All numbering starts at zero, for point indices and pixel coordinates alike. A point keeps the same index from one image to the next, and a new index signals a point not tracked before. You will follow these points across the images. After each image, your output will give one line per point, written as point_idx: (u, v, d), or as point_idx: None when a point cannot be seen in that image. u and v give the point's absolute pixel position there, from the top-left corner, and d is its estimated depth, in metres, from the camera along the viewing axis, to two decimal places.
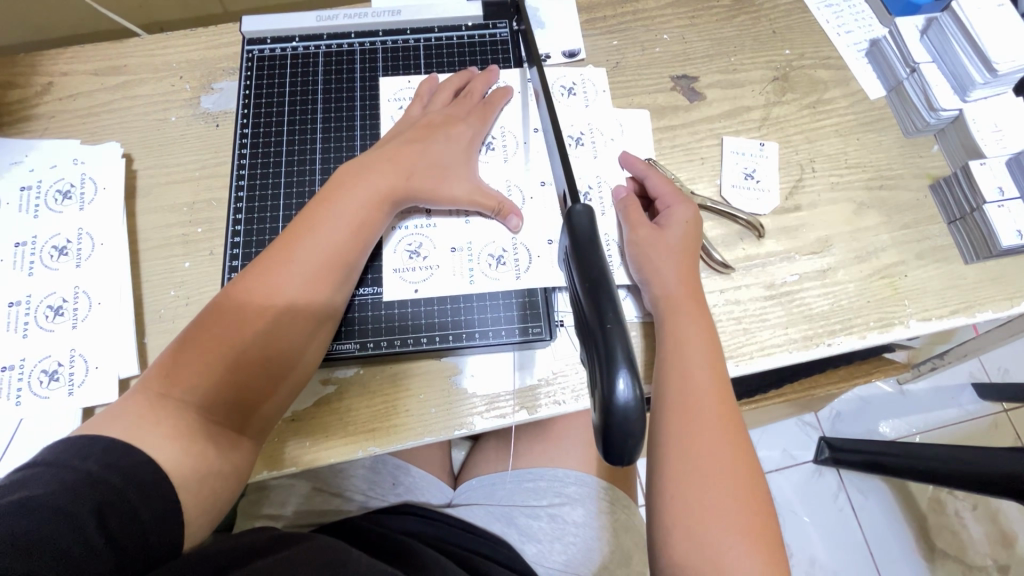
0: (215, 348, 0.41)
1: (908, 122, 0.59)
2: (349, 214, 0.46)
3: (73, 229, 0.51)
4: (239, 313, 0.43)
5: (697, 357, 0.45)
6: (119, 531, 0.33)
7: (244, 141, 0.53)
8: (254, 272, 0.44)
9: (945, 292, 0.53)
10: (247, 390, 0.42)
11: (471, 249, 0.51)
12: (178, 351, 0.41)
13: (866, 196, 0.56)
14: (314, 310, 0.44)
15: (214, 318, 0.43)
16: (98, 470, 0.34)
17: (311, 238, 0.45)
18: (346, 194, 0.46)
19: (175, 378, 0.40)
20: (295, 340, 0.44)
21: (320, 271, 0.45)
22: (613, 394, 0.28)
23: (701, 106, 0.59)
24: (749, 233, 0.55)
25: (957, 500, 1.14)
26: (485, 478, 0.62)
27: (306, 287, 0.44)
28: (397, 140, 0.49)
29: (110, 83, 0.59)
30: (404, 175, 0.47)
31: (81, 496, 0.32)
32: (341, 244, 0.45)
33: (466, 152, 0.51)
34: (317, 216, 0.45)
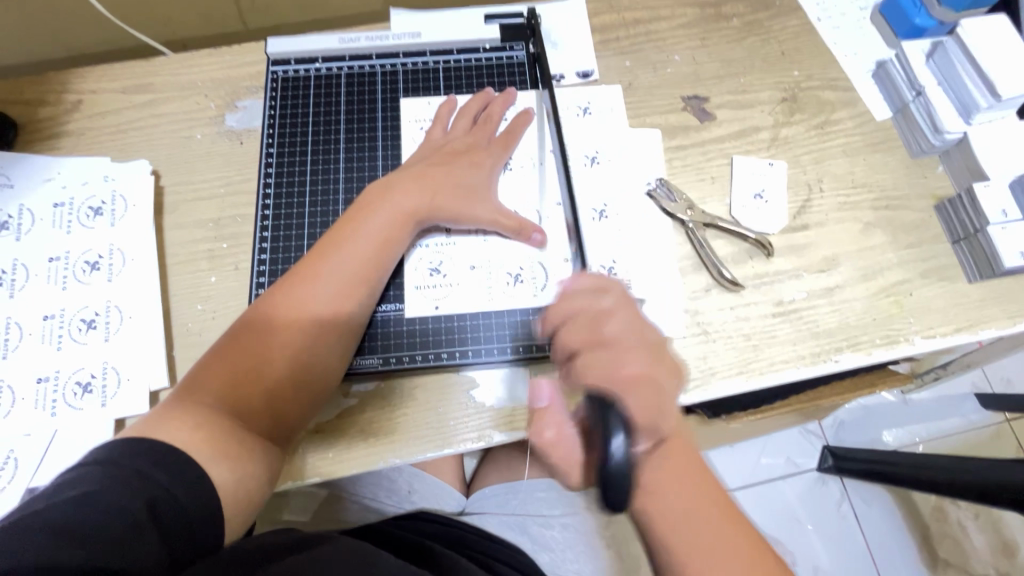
0: (246, 361, 0.43)
1: (913, 143, 0.60)
2: (374, 232, 0.47)
3: (105, 244, 0.53)
4: (268, 328, 0.44)
5: (692, 488, 0.38)
6: (170, 526, 0.34)
7: (269, 160, 0.55)
8: (284, 286, 0.46)
9: (948, 310, 0.55)
10: (273, 405, 0.44)
11: (489, 267, 0.52)
12: (213, 360, 0.44)
13: (872, 216, 0.58)
14: (339, 327, 0.46)
15: (245, 332, 0.45)
16: (146, 468, 0.35)
17: (337, 256, 0.46)
18: (372, 214, 0.48)
19: (208, 389, 0.42)
20: (321, 356, 0.45)
21: (345, 289, 0.46)
22: (607, 447, 0.30)
23: (711, 126, 0.61)
24: (758, 251, 0.56)
25: (959, 508, 1.15)
26: (499, 487, 0.64)
27: (332, 304, 0.46)
28: (421, 163, 0.51)
29: (137, 102, 0.61)
30: (428, 195, 0.49)
31: (134, 491, 0.34)
32: (366, 262, 0.47)
33: (488, 173, 0.52)
34: (343, 233, 0.47)
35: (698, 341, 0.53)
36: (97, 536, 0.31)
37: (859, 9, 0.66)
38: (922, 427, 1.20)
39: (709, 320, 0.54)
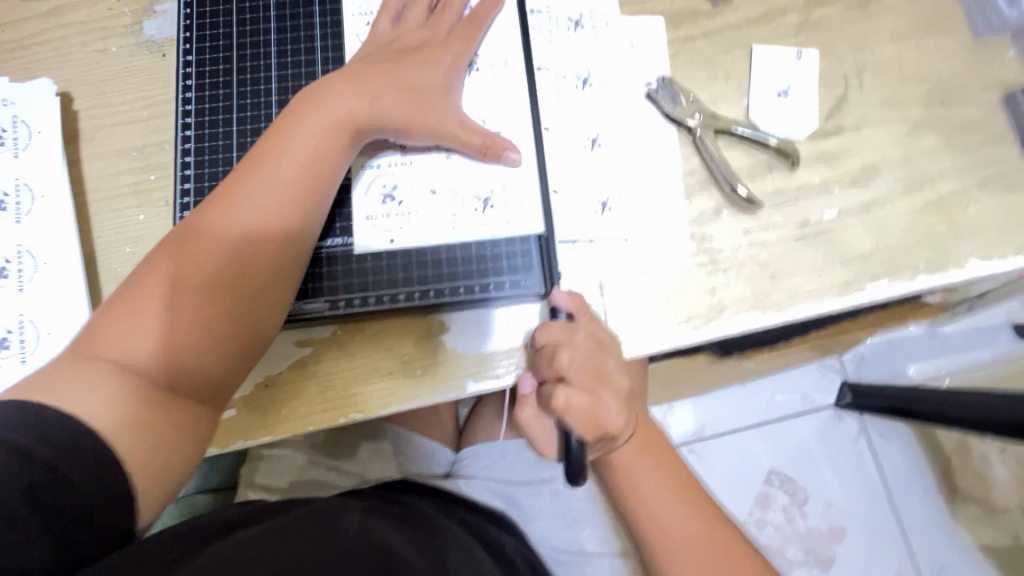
0: (153, 306, 0.37)
1: (980, 20, 0.49)
2: (301, 149, 0.39)
3: (9, 179, 0.45)
4: (178, 268, 0.37)
5: (640, 460, 0.43)
6: (54, 517, 0.30)
7: (188, 71, 0.46)
8: (198, 219, 0.39)
9: (1010, 226, 0.46)
10: (188, 357, 0.37)
11: (454, 192, 0.44)
12: (115, 305, 0.37)
13: (922, 113, 0.48)
14: (265, 265, 0.39)
15: (152, 271, 0.38)
16: (27, 443, 0.31)
17: (257, 179, 0.38)
18: (298, 127, 0.39)
19: (111, 340, 0.36)
20: (246, 299, 0.38)
21: (269, 219, 0.39)
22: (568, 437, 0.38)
23: (726, 10, 0.50)
24: (780, 162, 0.47)
25: (984, 442, 1.08)
26: (487, 447, 0.60)
27: (253, 237, 0.38)
28: (361, 63, 0.42)
29: (39, 9, 0.51)
30: (367, 102, 0.40)
31: (8, 476, 0.29)
32: (292, 186, 0.39)
33: (444, 74, 0.43)
34: (264, 152, 0.39)
35: (704, 272, 0.45)
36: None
37: None
38: (950, 361, 1.12)
39: (719, 247, 0.46)
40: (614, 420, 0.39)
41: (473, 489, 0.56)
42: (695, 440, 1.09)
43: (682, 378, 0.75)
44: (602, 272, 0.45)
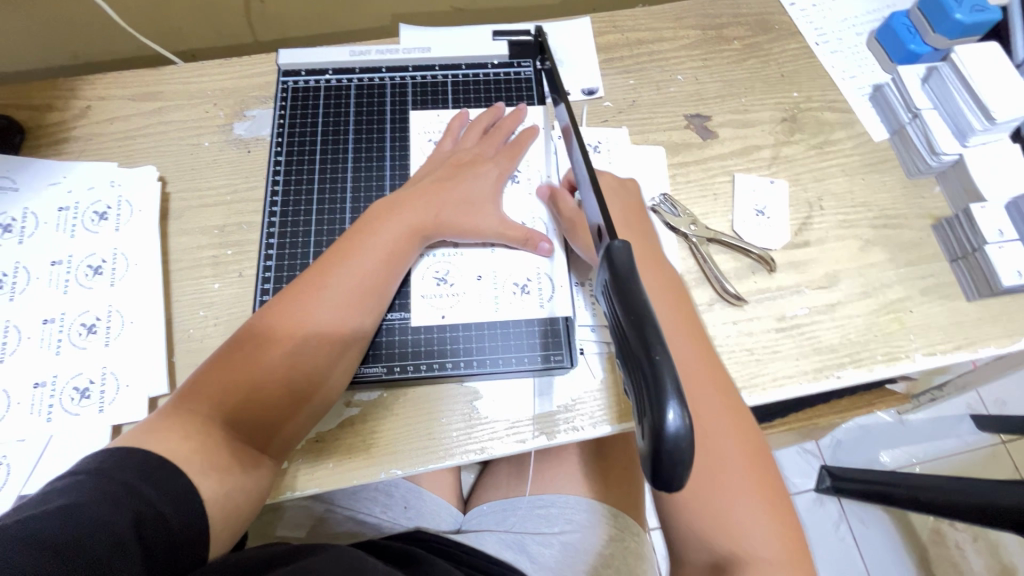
0: (248, 370, 0.43)
1: (911, 164, 0.62)
2: (381, 246, 0.48)
3: (109, 248, 0.53)
4: (271, 335, 0.45)
5: (719, 423, 0.43)
6: (155, 546, 0.34)
7: (277, 168, 0.56)
8: (288, 298, 0.46)
9: (948, 327, 0.55)
10: (274, 413, 0.44)
11: (496, 279, 0.53)
12: (212, 369, 0.43)
13: (871, 234, 0.59)
14: (343, 341, 0.46)
15: (247, 341, 0.45)
16: (137, 482, 0.36)
17: (346, 268, 0.47)
18: (380, 229, 0.48)
19: (208, 397, 0.42)
20: (324, 367, 0.45)
21: (351, 302, 0.46)
22: (661, 422, 0.25)
23: (714, 144, 0.62)
24: (760, 267, 0.57)
25: (957, 532, 1.14)
26: (497, 505, 0.64)
27: (336, 315, 0.46)
28: (429, 177, 0.52)
29: (146, 109, 0.61)
30: (433, 211, 0.50)
31: (122, 508, 0.34)
32: (373, 275, 0.47)
33: (494, 187, 0.53)
34: (349, 247, 0.48)
35: None
36: (82, 551, 0.31)
37: (855, 35, 0.68)
38: (918, 448, 1.20)
39: (712, 334, 0.54)
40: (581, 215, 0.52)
41: (484, 540, 0.59)
42: None
43: None
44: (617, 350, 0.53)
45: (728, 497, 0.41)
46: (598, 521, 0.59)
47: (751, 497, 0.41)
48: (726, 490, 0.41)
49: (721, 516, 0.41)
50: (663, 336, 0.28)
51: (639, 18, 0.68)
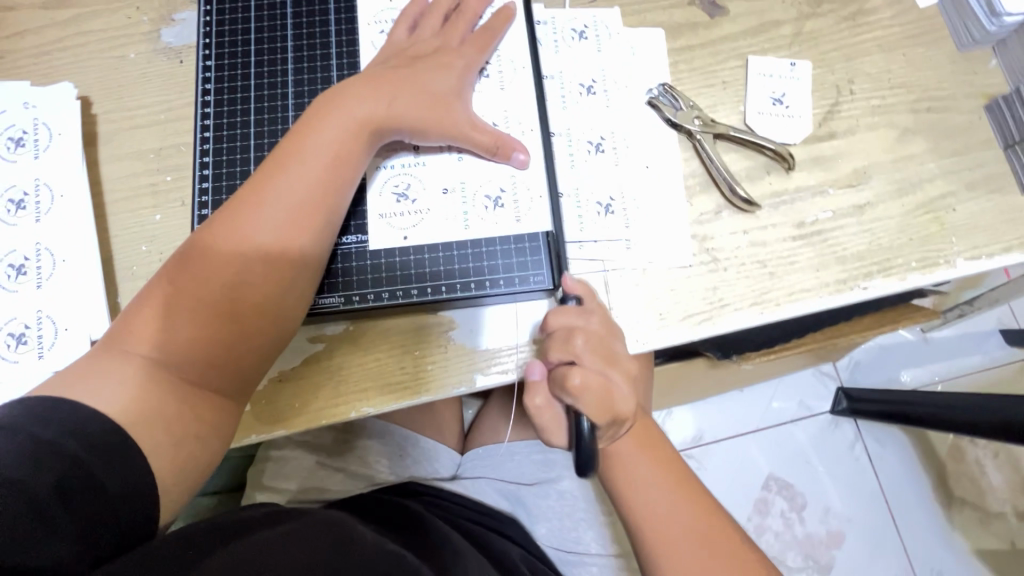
0: (185, 302, 0.38)
1: (963, 33, 0.51)
2: (323, 149, 0.41)
3: (30, 179, 0.47)
4: (203, 262, 0.39)
5: (638, 455, 0.44)
6: (85, 512, 0.30)
7: (208, 75, 0.48)
8: (220, 220, 0.40)
9: (997, 226, 0.47)
10: (222, 347, 0.39)
11: (466, 193, 0.46)
12: (143, 305, 0.39)
13: (911, 120, 0.50)
14: (292, 260, 0.40)
15: (182, 271, 0.39)
16: (57, 439, 0.32)
17: (287, 177, 0.40)
18: (322, 128, 0.41)
19: (145, 336, 0.38)
20: (274, 290, 0.40)
21: (298, 216, 0.40)
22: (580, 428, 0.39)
23: (724, 22, 0.52)
24: (776, 165, 0.49)
25: (977, 447, 1.11)
26: (493, 448, 0.59)
27: (281, 231, 0.40)
28: (379, 69, 0.44)
29: (59, 18, 0.53)
30: (385, 104, 0.42)
31: (41, 469, 0.30)
32: (320, 184, 0.41)
33: (458, 75, 0.45)
34: (286, 155, 0.41)
35: (707, 270, 0.47)
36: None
37: None
38: (941, 367, 1.15)
39: (719, 247, 0.47)
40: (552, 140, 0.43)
41: (480, 491, 0.57)
42: (694, 447, 1.09)
43: (681, 382, 0.77)
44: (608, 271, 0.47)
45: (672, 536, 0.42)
46: None
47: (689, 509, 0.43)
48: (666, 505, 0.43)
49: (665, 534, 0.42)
50: None
51: None
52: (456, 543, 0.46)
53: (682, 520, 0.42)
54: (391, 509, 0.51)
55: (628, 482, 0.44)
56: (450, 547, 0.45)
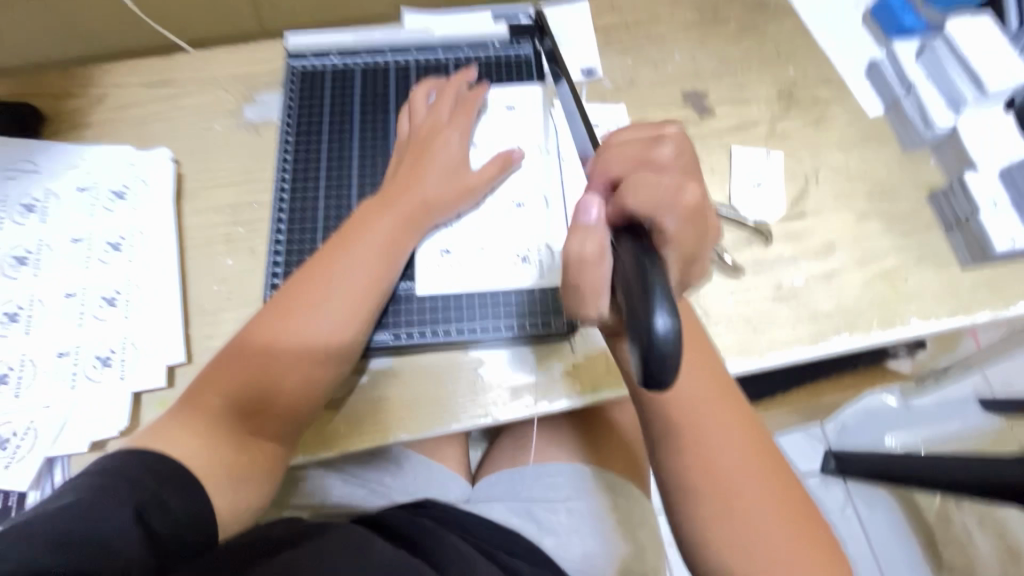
0: (252, 379, 0.44)
1: (906, 136, 0.62)
2: (375, 251, 0.49)
3: (127, 227, 0.55)
4: (269, 346, 0.45)
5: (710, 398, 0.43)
6: (160, 529, 0.36)
7: (287, 148, 0.58)
8: (282, 311, 0.46)
9: (944, 294, 0.56)
10: (283, 401, 0.45)
11: (496, 250, 0.54)
12: (213, 384, 0.44)
13: (867, 205, 0.60)
14: (348, 341, 0.47)
15: (246, 354, 0.45)
16: (136, 474, 0.38)
17: (342, 261, 0.48)
18: (372, 221, 0.50)
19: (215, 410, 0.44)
20: (330, 353, 0.46)
21: (351, 292, 0.47)
22: (650, 325, 0.27)
23: (711, 120, 0.63)
24: (757, 238, 0.58)
25: (963, 512, 1.15)
26: (504, 474, 0.66)
27: (336, 305, 0.47)
28: (410, 169, 0.53)
29: (159, 95, 0.63)
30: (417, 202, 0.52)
31: (125, 499, 0.36)
32: (370, 264, 0.48)
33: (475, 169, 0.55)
34: (342, 256, 0.48)
35: (699, 323, 0.55)
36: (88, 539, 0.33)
37: (850, 13, 0.70)
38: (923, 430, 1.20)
39: (711, 303, 0.55)
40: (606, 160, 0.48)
41: (494, 509, 0.61)
42: None
43: None
44: None
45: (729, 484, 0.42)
46: (603, 490, 0.63)
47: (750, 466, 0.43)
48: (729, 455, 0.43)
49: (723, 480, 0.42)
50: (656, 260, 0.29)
51: None
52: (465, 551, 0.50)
53: (742, 471, 0.42)
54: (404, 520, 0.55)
55: (699, 423, 0.43)
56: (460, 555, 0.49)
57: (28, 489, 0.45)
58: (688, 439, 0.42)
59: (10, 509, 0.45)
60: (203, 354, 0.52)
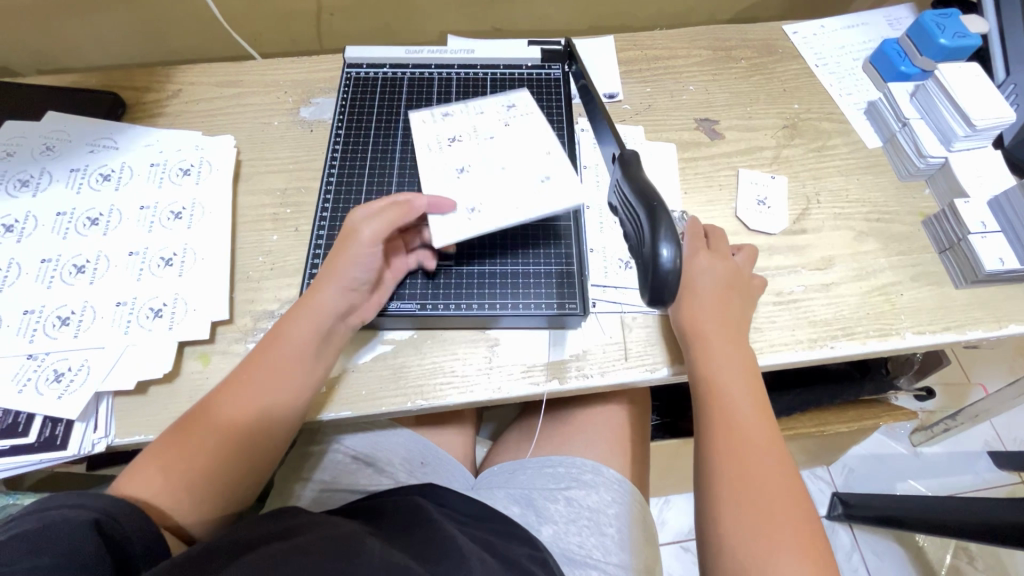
0: (193, 443, 0.46)
1: (902, 167, 0.68)
2: (305, 341, 0.49)
3: (189, 199, 0.61)
4: (215, 413, 0.47)
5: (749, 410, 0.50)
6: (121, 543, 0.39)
7: (337, 140, 0.65)
8: (230, 386, 0.48)
9: (937, 311, 0.59)
10: (218, 465, 0.47)
11: (505, 188, 0.53)
12: (170, 438, 0.47)
13: (865, 226, 0.64)
14: (274, 418, 0.48)
15: (192, 420, 0.47)
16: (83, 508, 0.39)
17: (267, 373, 0.48)
18: (288, 331, 0.50)
19: (157, 466, 0.45)
20: (265, 443, 0.49)
21: (283, 376, 0.48)
22: (657, 257, 0.38)
23: (720, 143, 0.69)
24: (760, 249, 0.63)
25: (976, 570, 1.10)
26: (507, 466, 0.68)
27: (257, 418, 0.48)
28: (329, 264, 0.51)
29: (226, 93, 0.71)
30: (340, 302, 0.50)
31: (76, 524, 0.37)
32: (299, 362, 0.49)
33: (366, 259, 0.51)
34: (283, 339, 0.50)
35: None
36: (52, 544, 0.36)
37: (852, 60, 0.77)
38: (934, 480, 1.18)
39: None
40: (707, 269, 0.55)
41: (496, 498, 0.63)
42: (691, 538, 1.10)
43: (681, 450, 0.83)
44: (623, 311, 0.58)
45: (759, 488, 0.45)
46: (603, 483, 0.64)
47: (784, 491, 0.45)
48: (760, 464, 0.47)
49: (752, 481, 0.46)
50: (665, 205, 0.39)
51: (657, 39, 0.77)
52: (460, 544, 0.50)
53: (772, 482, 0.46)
54: (402, 501, 0.57)
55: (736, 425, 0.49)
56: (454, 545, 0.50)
57: (76, 419, 0.50)
58: (729, 434, 0.48)
59: (55, 437, 0.49)
60: (243, 315, 0.57)
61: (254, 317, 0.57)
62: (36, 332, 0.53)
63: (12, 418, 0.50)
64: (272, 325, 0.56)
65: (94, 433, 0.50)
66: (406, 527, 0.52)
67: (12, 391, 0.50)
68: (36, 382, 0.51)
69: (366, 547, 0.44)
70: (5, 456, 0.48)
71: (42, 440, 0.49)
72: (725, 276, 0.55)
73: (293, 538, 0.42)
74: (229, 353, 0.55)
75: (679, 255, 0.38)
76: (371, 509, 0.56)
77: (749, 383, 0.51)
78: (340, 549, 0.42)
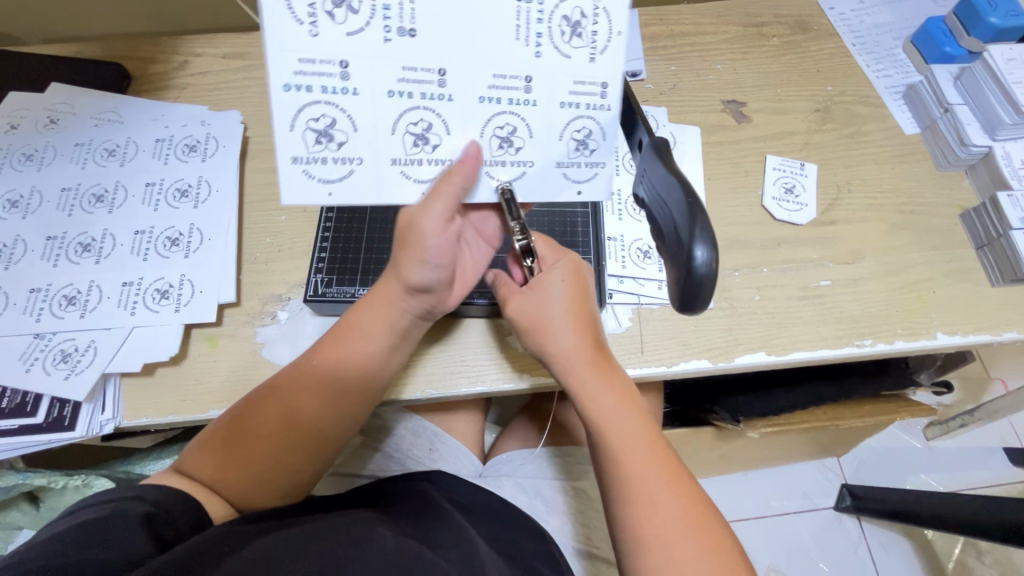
0: (252, 437, 0.46)
1: (940, 155, 0.64)
2: (371, 340, 0.48)
3: (195, 176, 0.60)
4: (281, 407, 0.47)
5: (641, 451, 0.45)
6: (163, 528, 0.38)
7: None
8: (296, 383, 0.47)
9: (970, 310, 0.57)
10: (276, 458, 0.47)
11: (577, 70, 0.40)
12: (231, 429, 0.47)
13: (898, 218, 0.61)
14: (342, 412, 0.49)
15: (255, 411, 0.47)
16: (110, 504, 0.38)
17: (338, 368, 0.48)
18: (358, 330, 0.48)
19: (214, 459, 0.46)
20: (329, 436, 0.49)
21: (355, 376, 0.48)
22: (691, 259, 0.35)
23: (748, 126, 0.66)
24: (787, 241, 0.60)
25: (984, 567, 1.09)
26: (516, 454, 0.67)
27: (324, 410, 0.48)
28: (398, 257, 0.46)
29: (233, 66, 0.68)
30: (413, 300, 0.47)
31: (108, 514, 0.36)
32: (371, 358, 0.48)
33: (431, 266, 0.45)
34: (350, 337, 0.48)
35: (724, 313, 0.56)
36: (90, 541, 0.34)
37: (891, 39, 0.72)
38: (946, 475, 1.16)
39: (737, 297, 0.57)
40: (559, 282, 0.49)
41: (504, 486, 0.62)
42: None
43: (690, 441, 0.82)
44: (640, 302, 0.56)
45: (666, 538, 0.41)
46: None
47: (689, 532, 0.41)
48: (659, 508, 0.42)
49: (654, 529, 0.41)
50: (702, 201, 0.35)
51: (685, 13, 0.73)
52: (472, 538, 0.48)
53: (676, 525, 0.41)
54: (410, 490, 0.56)
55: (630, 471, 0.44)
56: (468, 539, 0.47)
57: (82, 400, 0.49)
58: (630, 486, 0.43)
59: (63, 418, 0.49)
60: (251, 298, 0.56)
61: (262, 301, 0.56)
62: (42, 311, 0.52)
63: (20, 397, 0.49)
64: (281, 309, 0.55)
65: (103, 414, 0.50)
66: (419, 516, 0.51)
67: (19, 369, 0.50)
68: (43, 362, 0.50)
69: (379, 537, 0.41)
70: (14, 435, 0.48)
71: (50, 421, 0.49)
72: (574, 294, 0.49)
73: (308, 526, 0.40)
74: (236, 336, 0.54)
75: (716, 256, 0.34)
76: (383, 496, 0.56)
77: (634, 415, 0.46)
78: (353, 538, 0.39)
